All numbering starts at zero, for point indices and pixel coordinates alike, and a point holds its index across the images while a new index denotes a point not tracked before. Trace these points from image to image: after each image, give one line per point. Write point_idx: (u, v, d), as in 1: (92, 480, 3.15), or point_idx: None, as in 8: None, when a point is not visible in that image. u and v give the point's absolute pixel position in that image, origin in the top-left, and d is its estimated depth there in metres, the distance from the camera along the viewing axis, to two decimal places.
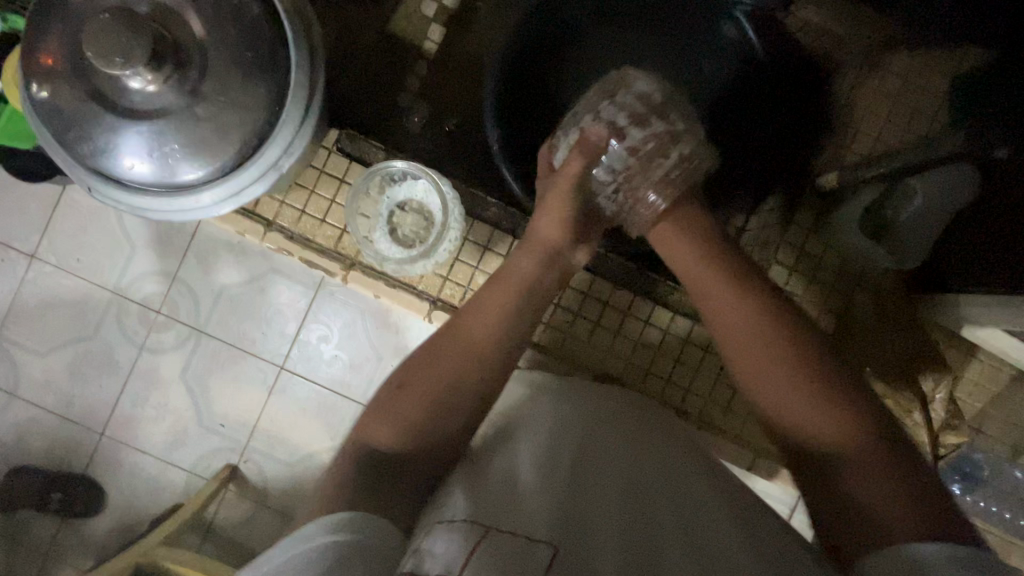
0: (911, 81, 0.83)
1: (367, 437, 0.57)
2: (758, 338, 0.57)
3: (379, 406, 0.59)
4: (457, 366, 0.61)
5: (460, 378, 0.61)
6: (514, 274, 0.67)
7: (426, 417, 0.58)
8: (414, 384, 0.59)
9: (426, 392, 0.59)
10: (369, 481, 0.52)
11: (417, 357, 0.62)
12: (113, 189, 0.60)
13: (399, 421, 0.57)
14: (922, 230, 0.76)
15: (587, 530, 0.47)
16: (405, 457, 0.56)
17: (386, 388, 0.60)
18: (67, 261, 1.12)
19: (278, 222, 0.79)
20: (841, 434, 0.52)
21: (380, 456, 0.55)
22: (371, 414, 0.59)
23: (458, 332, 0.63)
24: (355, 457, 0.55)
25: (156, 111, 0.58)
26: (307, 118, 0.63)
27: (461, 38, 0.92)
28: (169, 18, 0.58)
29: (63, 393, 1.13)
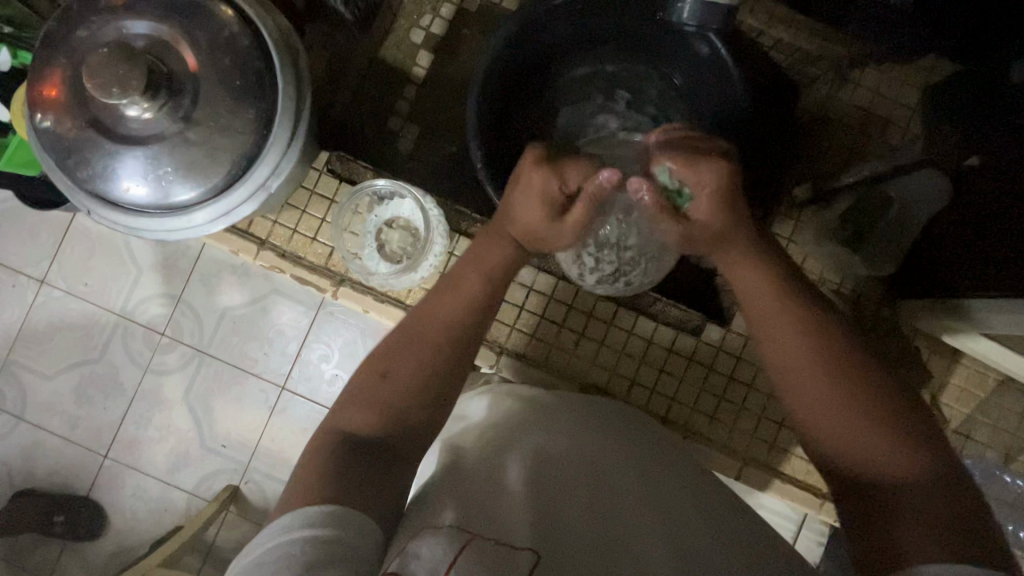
0: (882, 93, 0.84)
1: (340, 430, 0.57)
2: (797, 359, 0.55)
3: (349, 405, 0.59)
4: (431, 359, 0.60)
5: (428, 362, 0.60)
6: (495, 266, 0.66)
7: (404, 413, 0.58)
8: (386, 375, 0.59)
9: (392, 395, 0.58)
10: (346, 478, 0.52)
11: (394, 338, 0.61)
12: (110, 210, 0.63)
13: (365, 419, 0.58)
14: (897, 237, 0.78)
15: (561, 541, 0.48)
16: (384, 448, 0.56)
17: (362, 377, 0.59)
18: (75, 285, 1.16)
19: (271, 240, 0.82)
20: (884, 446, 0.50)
21: (353, 449, 0.55)
22: (345, 409, 0.58)
23: (437, 317, 0.62)
24: (325, 448, 0.55)
25: (152, 136, 0.62)
26: (294, 142, 0.66)
27: (449, 64, 0.97)
28: (164, 50, 0.61)
29: (68, 415, 1.16)
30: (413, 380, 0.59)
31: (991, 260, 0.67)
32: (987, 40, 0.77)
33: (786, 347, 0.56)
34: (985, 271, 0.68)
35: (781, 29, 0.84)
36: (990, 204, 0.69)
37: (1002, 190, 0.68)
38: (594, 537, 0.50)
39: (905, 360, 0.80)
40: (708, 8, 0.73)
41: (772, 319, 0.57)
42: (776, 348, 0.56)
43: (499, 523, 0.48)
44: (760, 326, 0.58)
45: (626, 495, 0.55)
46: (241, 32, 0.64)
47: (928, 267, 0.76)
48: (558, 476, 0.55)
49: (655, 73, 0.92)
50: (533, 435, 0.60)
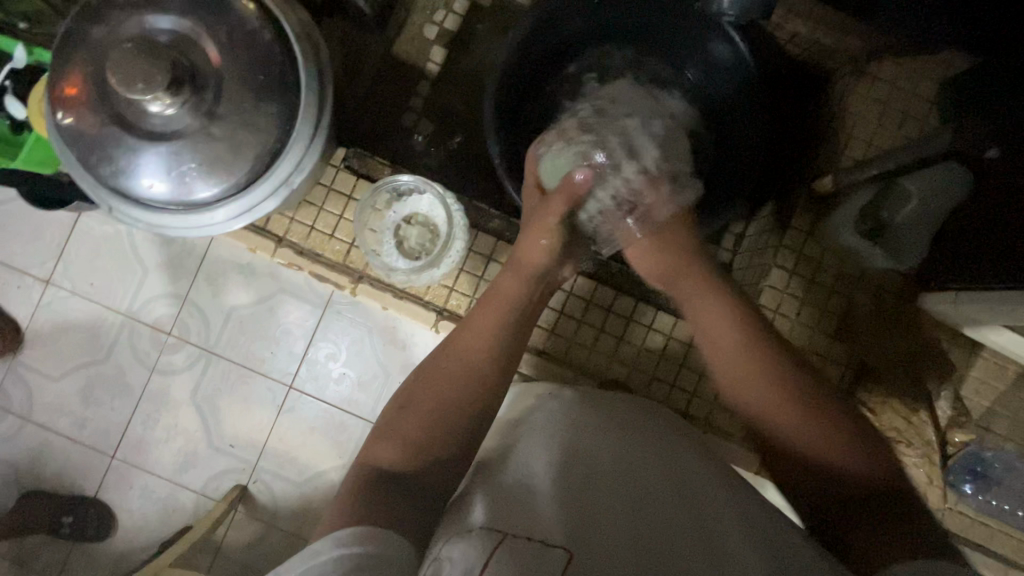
0: (901, 87, 0.82)
1: (370, 459, 0.58)
2: (754, 373, 0.62)
3: (380, 437, 0.60)
4: (460, 391, 0.62)
5: (457, 411, 0.61)
6: (512, 299, 0.69)
7: (430, 447, 0.59)
8: (414, 409, 0.61)
9: (423, 418, 0.61)
10: (376, 502, 0.52)
11: (420, 380, 0.64)
12: (132, 206, 0.63)
13: (396, 451, 0.58)
14: (917, 231, 0.77)
15: (597, 538, 0.48)
16: (413, 479, 0.56)
17: (390, 410, 0.62)
18: (82, 285, 1.15)
19: (288, 237, 0.82)
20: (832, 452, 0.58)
21: (385, 479, 0.55)
22: (378, 442, 0.60)
23: (458, 353, 0.64)
24: (357, 484, 0.55)
25: (174, 132, 0.61)
26: (317, 137, 0.66)
27: (462, 60, 0.96)
28: (186, 45, 0.61)
29: (76, 416, 1.15)
30: (440, 409, 0.61)
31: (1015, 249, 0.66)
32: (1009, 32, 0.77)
33: (749, 367, 0.62)
34: (1002, 259, 0.68)
35: (799, 22, 0.85)
36: (1013, 192, 0.68)
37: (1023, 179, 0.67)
38: (623, 532, 0.49)
39: (926, 355, 0.80)
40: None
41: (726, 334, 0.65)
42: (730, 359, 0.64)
43: (533, 524, 0.48)
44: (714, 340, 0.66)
45: (652, 491, 0.54)
46: (263, 26, 0.63)
47: (946, 262, 0.76)
48: (585, 475, 0.54)
49: (671, 66, 0.91)
50: (554, 433, 0.59)
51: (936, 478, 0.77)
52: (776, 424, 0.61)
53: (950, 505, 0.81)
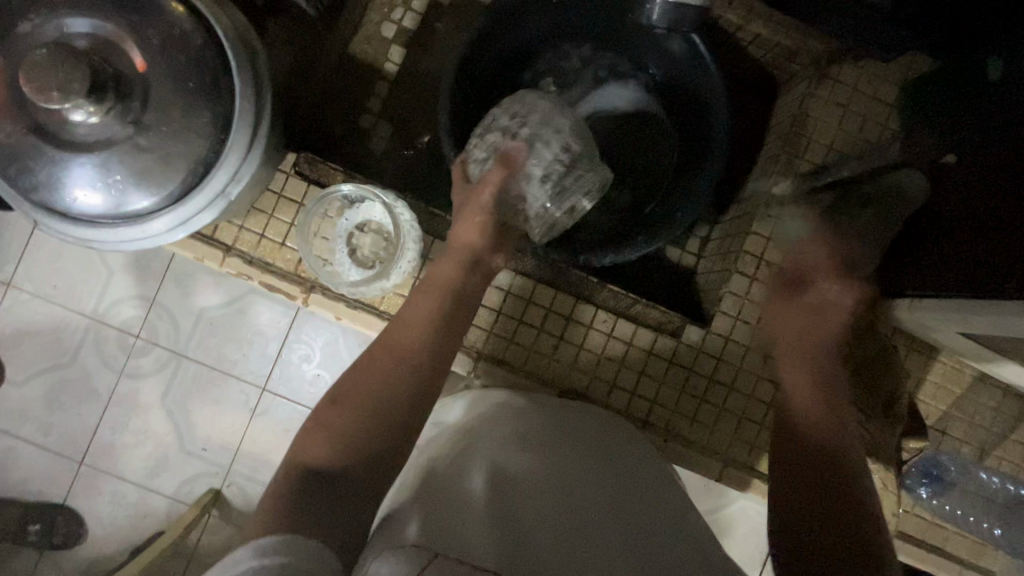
0: (862, 89, 0.81)
1: (303, 460, 0.58)
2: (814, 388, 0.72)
3: (309, 434, 0.60)
4: (390, 380, 0.63)
5: (388, 402, 0.62)
6: (441, 286, 0.70)
7: (362, 439, 0.60)
8: (346, 408, 0.61)
9: (354, 410, 0.61)
10: (300, 507, 0.51)
11: (352, 378, 0.64)
12: (59, 220, 0.60)
13: (327, 447, 0.59)
14: (875, 235, 0.77)
15: (526, 546, 0.50)
16: (343, 478, 0.56)
17: (323, 411, 0.62)
18: (43, 287, 1.11)
19: (237, 246, 0.79)
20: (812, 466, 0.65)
21: (318, 480, 0.56)
22: (308, 442, 0.59)
23: (389, 343, 0.66)
24: (286, 486, 0.55)
25: (101, 141, 0.58)
26: (255, 145, 0.63)
27: (421, 59, 0.94)
28: (109, 50, 0.58)
29: (40, 421, 1.12)
30: (373, 400, 0.62)
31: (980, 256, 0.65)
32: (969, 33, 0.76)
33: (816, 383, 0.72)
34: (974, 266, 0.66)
35: (759, 24, 0.82)
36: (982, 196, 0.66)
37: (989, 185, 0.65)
38: (552, 542, 0.51)
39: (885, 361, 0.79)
40: (677, 8, 0.71)
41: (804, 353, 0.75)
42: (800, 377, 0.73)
43: (464, 547, 0.48)
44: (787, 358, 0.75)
45: (574, 501, 0.57)
46: (193, 29, 0.60)
47: (909, 266, 0.75)
48: (511, 485, 0.56)
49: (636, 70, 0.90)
50: (494, 443, 0.61)
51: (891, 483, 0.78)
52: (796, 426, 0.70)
53: (910, 506, 0.82)
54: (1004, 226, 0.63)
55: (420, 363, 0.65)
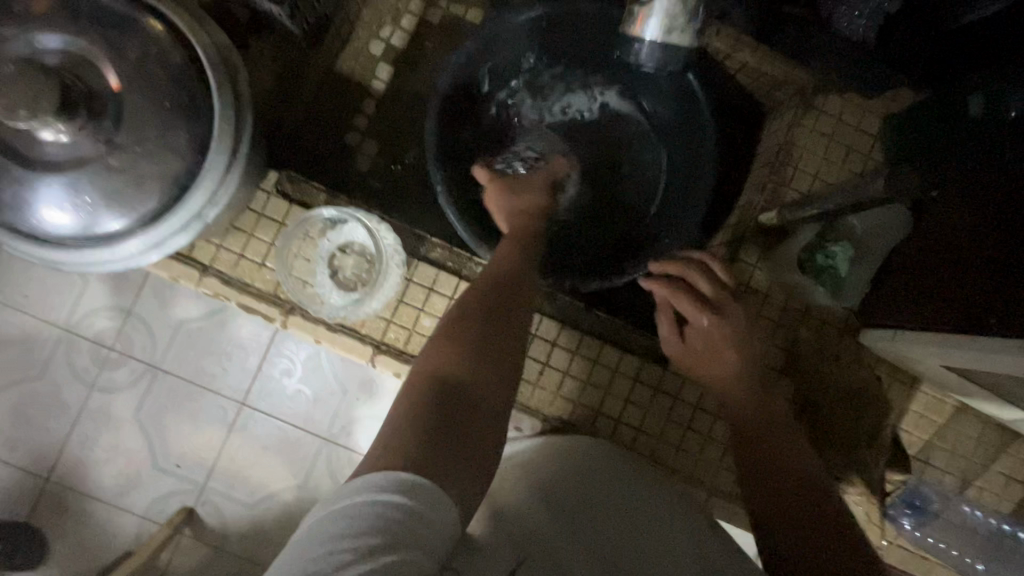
0: (846, 120, 0.81)
1: (425, 378, 0.52)
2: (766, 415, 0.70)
3: (434, 356, 0.54)
4: (504, 315, 0.60)
5: (505, 333, 0.59)
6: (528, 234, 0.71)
7: (474, 360, 0.55)
8: (468, 328, 0.57)
9: (480, 333, 0.57)
10: (438, 434, 0.48)
11: (464, 307, 0.60)
12: (24, 242, 0.57)
13: (448, 359, 0.54)
14: (855, 266, 0.78)
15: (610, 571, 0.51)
16: (467, 392, 0.52)
17: (438, 330, 0.57)
18: (10, 298, 1.07)
19: (215, 266, 0.76)
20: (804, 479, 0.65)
21: (444, 392, 0.51)
22: (424, 358, 0.54)
23: (496, 276, 0.63)
24: (416, 404, 0.50)
25: (71, 161, 0.56)
26: (234, 166, 0.61)
27: (409, 77, 0.93)
28: (82, 67, 0.56)
29: (3, 437, 1.06)
30: (493, 329, 0.58)
31: (960, 296, 0.66)
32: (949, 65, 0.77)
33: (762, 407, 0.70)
34: (974, 302, 0.64)
35: (746, 53, 0.82)
36: (983, 232, 0.65)
37: (988, 220, 0.65)
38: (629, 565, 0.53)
39: (870, 392, 0.79)
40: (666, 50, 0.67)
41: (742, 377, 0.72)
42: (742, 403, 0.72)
43: (559, 562, 0.51)
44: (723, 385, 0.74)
45: (633, 516, 0.59)
46: (170, 47, 0.58)
47: (895, 296, 0.75)
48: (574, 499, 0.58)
49: (628, 94, 0.88)
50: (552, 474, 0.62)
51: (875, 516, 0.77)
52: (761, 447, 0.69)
53: (894, 536, 0.81)
54: (987, 268, 0.64)
55: (522, 285, 0.63)
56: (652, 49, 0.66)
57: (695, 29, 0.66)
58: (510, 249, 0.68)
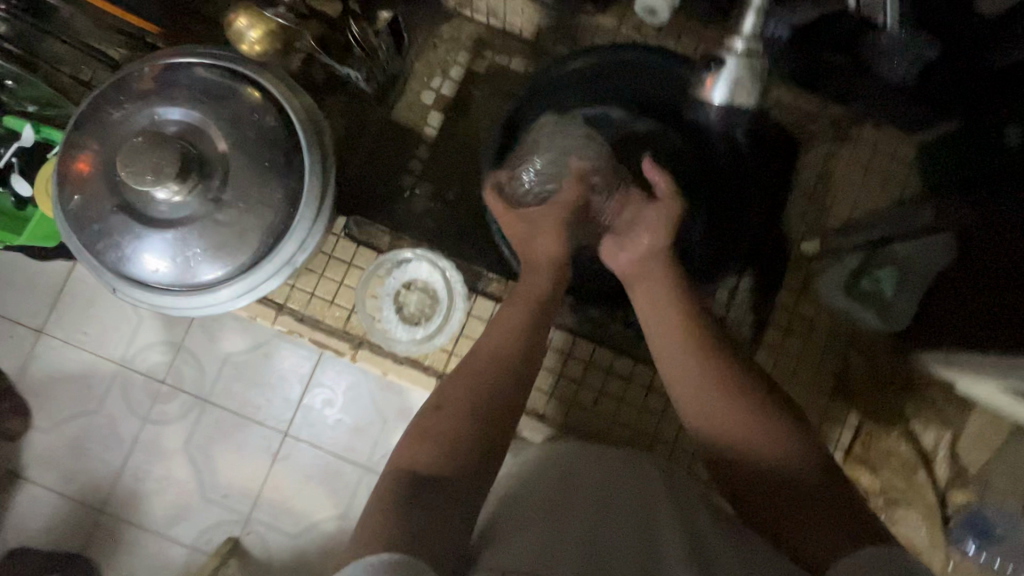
0: (881, 149, 0.86)
1: (410, 465, 0.54)
2: (697, 373, 0.61)
3: (416, 441, 0.56)
4: (488, 387, 0.60)
5: (492, 409, 0.59)
6: (534, 296, 0.69)
7: (461, 443, 0.56)
8: (452, 411, 0.58)
9: (464, 412, 0.58)
10: (413, 514, 0.49)
11: (452, 383, 0.61)
12: (137, 288, 0.64)
13: (433, 451, 0.55)
14: (902, 291, 0.81)
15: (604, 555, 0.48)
16: (449, 481, 0.53)
17: (429, 416, 0.58)
18: (75, 335, 1.14)
19: (289, 304, 0.82)
20: (753, 437, 0.57)
21: (423, 482, 0.53)
22: (410, 444, 0.56)
23: (483, 350, 0.63)
24: (391, 491, 0.52)
25: (181, 217, 0.63)
26: (321, 216, 0.68)
27: (459, 122, 0.99)
28: (195, 134, 0.63)
29: (64, 470, 1.13)
30: (480, 405, 0.59)
31: (1012, 313, 0.65)
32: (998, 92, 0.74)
33: (698, 369, 0.61)
34: (1001, 330, 0.67)
35: (784, 91, 0.87)
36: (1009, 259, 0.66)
37: (1007, 254, 0.66)
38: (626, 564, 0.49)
39: (920, 411, 0.82)
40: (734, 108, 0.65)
41: (669, 340, 0.64)
42: (672, 365, 0.63)
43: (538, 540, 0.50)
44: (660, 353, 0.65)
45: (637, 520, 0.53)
46: (268, 113, 0.66)
47: (941, 315, 0.76)
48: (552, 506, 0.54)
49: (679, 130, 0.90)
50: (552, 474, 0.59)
51: (937, 538, 0.79)
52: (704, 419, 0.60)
53: (956, 561, 0.80)
54: None
55: (525, 363, 0.64)
56: (717, 109, 0.65)
57: (759, 88, 0.63)
58: (507, 315, 0.66)
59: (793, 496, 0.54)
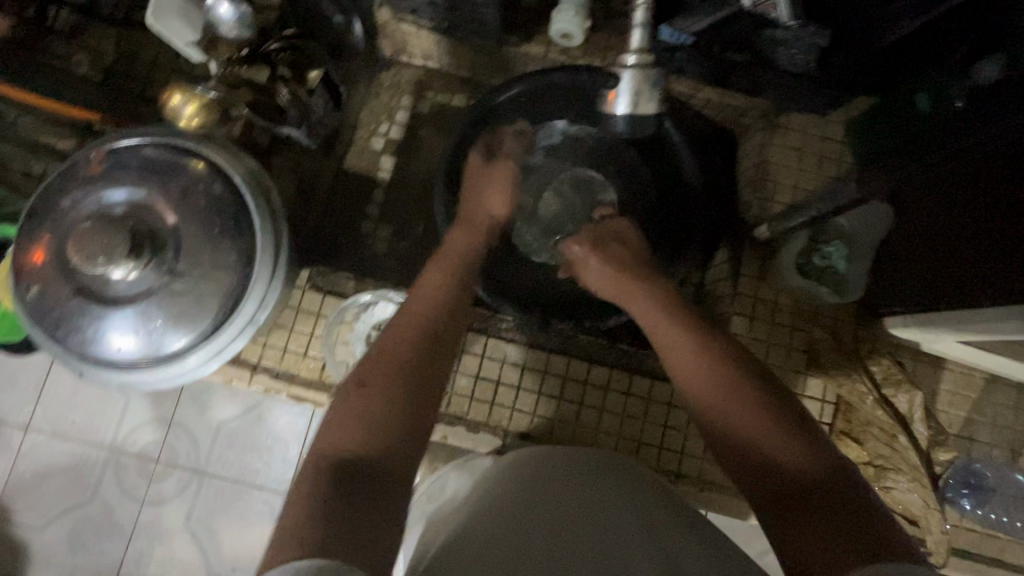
0: (811, 133, 0.88)
1: (331, 448, 0.50)
2: (703, 368, 0.58)
3: (337, 422, 0.52)
4: (416, 351, 0.58)
5: (423, 373, 0.57)
6: (461, 257, 0.72)
7: (390, 411, 0.53)
8: (378, 385, 0.54)
9: (391, 380, 0.55)
10: (337, 508, 0.45)
11: (376, 351, 0.58)
12: (103, 369, 0.65)
13: (359, 433, 0.51)
14: (851, 262, 0.84)
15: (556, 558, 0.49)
16: (376, 461, 0.49)
17: (351, 387, 0.54)
18: (62, 426, 1.13)
19: (263, 363, 0.83)
20: (761, 434, 0.52)
21: (348, 467, 0.48)
22: (331, 428, 0.51)
23: (408, 318, 0.62)
24: (315, 481, 0.47)
25: (138, 294, 0.64)
26: (277, 272, 0.69)
27: (410, 164, 1.02)
28: (144, 212, 0.65)
29: (65, 567, 1.10)
30: (411, 371, 0.56)
31: (964, 267, 0.69)
32: (894, 67, 0.79)
33: (703, 363, 0.58)
34: (990, 275, 0.65)
35: (707, 92, 0.90)
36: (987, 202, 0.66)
37: (963, 207, 0.69)
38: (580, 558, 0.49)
39: (892, 379, 0.81)
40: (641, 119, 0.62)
41: (673, 334, 0.62)
42: (677, 359, 0.60)
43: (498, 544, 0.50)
44: (664, 346, 0.62)
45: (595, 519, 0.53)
46: (213, 181, 0.68)
47: (888, 284, 0.81)
48: (517, 533, 0.51)
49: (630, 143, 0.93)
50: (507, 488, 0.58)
51: (933, 500, 0.78)
52: (711, 413, 0.56)
53: (957, 520, 0.81)
54: (975, 237, 0.67)
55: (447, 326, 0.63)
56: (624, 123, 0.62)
57: (661, 95, 0.61)
58: (421, 304, 0.64)
59: (809, 509, 0.47)
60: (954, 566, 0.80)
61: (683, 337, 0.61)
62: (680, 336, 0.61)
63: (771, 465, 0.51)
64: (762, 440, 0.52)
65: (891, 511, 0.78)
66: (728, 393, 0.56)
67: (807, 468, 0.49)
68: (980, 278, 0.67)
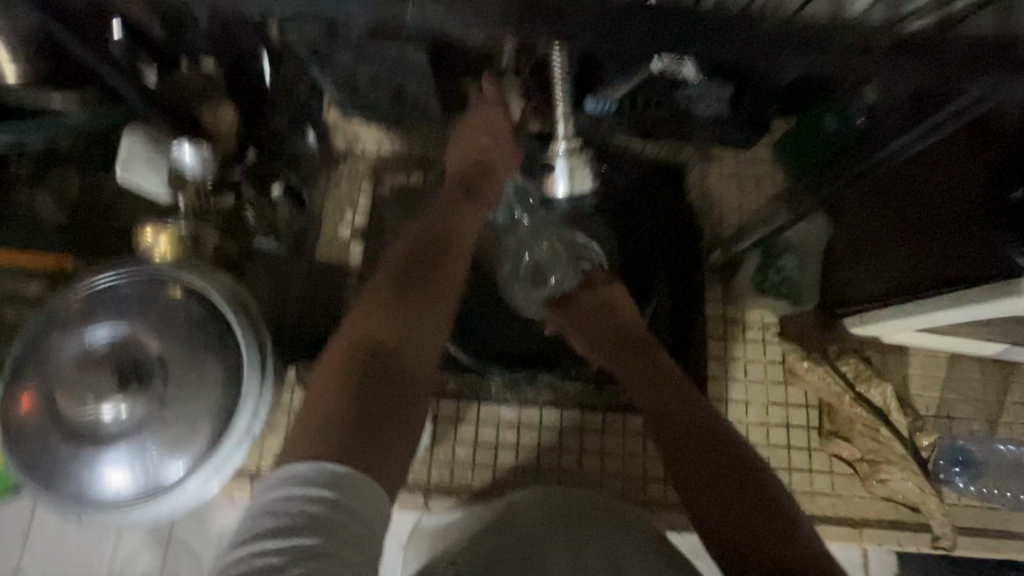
0: (741, 159, 0.98)
1: (365, 343, 0.55)
2: (670, 402, 0.64)
3: (366, 319, 0.57)
4: (445, 266, 0.64)
5: (449, 284, 0.63)
6: (473, 169, 0.74)
7: (419, 311, 0.59)
8: (412, 288, 0.60)
9: (420, 292, 0.60)
10: (361, 398, 0.51)
11: (403, 266, 0.62)
12: (102, 510, 0.65)
13: (389, 327, 0.56)
14: (804, 272, 0.89)
15: None
16: (402, 357, 0.55)
17: (384, 291, 0.59)
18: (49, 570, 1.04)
19: (263, 468, 0.83)
20: (716, 463, 0.57)
21: (379, 356, 0.54)
22: (364, 321, 0.57)
23: (439, 229, 0.67)
24: (343, 366, 0.53)
25: (129, 429, 0.65)
26: (266, 381, 0.71)
27: None
28: (128, 345, 0.67)
29: None
30: (437, 283, 0.62)
31: (904, 261, 0.75)
32: None
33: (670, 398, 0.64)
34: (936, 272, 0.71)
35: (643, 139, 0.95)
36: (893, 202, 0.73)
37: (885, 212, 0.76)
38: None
39: (864, 377, 0.84)
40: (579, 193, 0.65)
41: (644, 371, 0.68)
42: (645, 392, 0.66)
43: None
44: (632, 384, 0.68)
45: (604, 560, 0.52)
46: (192, 303, 0.70)
47: (840, 286, 0.88)
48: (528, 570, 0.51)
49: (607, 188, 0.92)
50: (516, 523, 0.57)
51: (928, 485, 0.80)
52: (671, 441, 0.61)
53: (957, 499, 0.84)
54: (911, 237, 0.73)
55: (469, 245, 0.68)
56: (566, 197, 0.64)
57: (593, 170, 0.63)
58: (405, 250, 0.64)
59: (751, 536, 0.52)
60: (965, 546, 0.82)
61: (652, 375, 0.67)
62: (647, 375, 0.68)
63: (722, 493, 0.55)
64: (715, 470, 0.57)
65: (888, 501, 0.83)
66: (689, 426, 0.61)
67: (754, 499, 0.54)
68: (919, 269, 0.73)
